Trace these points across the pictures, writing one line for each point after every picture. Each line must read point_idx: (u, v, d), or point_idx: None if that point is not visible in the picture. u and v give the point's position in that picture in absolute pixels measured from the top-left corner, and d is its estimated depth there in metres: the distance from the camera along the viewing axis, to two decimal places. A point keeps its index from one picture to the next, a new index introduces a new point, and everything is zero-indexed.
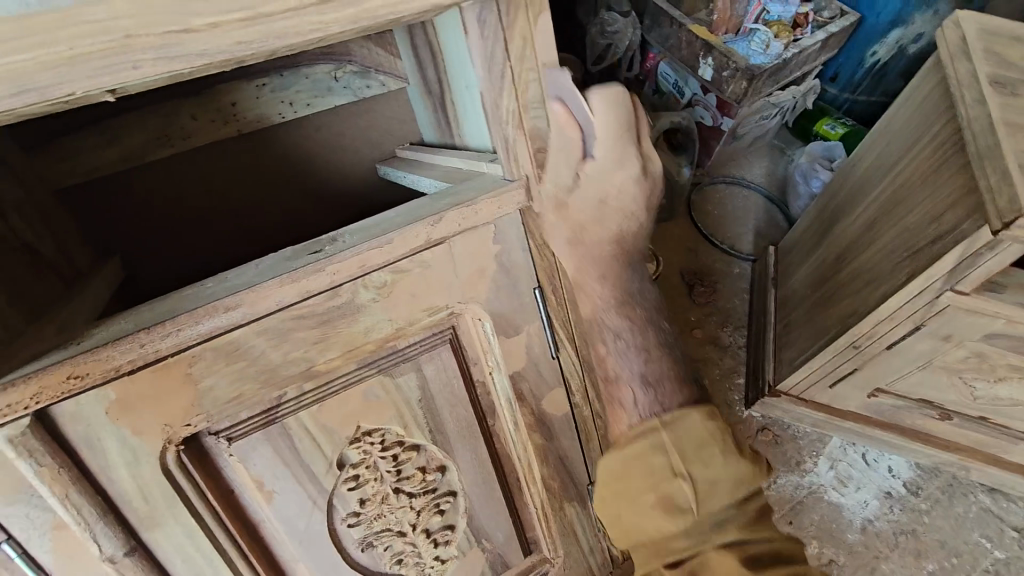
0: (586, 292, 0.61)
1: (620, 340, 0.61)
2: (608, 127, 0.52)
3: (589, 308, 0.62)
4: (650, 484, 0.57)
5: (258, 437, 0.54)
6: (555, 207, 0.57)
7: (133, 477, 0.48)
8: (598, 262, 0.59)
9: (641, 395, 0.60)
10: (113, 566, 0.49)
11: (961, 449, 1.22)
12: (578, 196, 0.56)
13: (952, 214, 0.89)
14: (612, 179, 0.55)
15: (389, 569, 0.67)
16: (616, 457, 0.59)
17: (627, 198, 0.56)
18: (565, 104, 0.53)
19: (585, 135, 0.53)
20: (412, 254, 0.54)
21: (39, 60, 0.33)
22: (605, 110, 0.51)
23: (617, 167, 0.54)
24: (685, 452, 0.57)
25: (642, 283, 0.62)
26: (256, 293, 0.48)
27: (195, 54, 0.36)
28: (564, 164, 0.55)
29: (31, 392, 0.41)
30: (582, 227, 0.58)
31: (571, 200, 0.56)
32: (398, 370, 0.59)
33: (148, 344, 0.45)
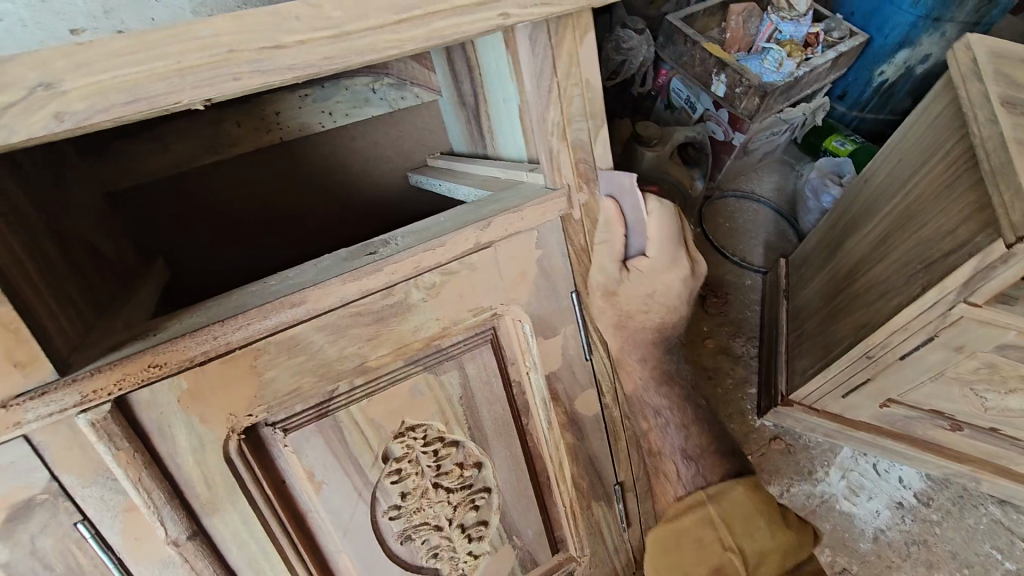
0: (628, 370, 0.71)
1: (661, 418, 0.72)
2: (659, 235, 0.62)
3: (633, 387, 0.72)
4: (699, 556, 0.67)
5: (311, 429, 0.56)
6: (603, 294, 0.65)
7: (198, 464, 0.50)
8: (640, 344, 0.69)
9: (684, 471, 0.71)
10: (176, 549, 0.50)
11: (972, 460, 1.24)
12: (627, 285, 0.64)
13: (966, 228, 0.92)
14: (662, 275, 0.64)
15: (425, 563, 0.68)
16: (667, 531, 0.69)
17: (671, 284, 0.64)
18: (616, 200, 0.61)
19: (630, 229, 0.62)
20: (460, 256, 0.57)
21: (157, 71, 0.37)
22: (658, 214, 0.61)
23: (669, 267, 0.63)
24: (732, 526, 0.67)
25: (680, 364, 0.72)
26: (319, 291, 0.50)
27: (286, 68, 0.40)
28: (613, 248, 0.63)
29: (115, 378, 0.44)
30: (628, 314, 0.66)
31: (620, 289, 0.64)
32: (442, 368, 0.61)
33: (220, 336, 0.47)
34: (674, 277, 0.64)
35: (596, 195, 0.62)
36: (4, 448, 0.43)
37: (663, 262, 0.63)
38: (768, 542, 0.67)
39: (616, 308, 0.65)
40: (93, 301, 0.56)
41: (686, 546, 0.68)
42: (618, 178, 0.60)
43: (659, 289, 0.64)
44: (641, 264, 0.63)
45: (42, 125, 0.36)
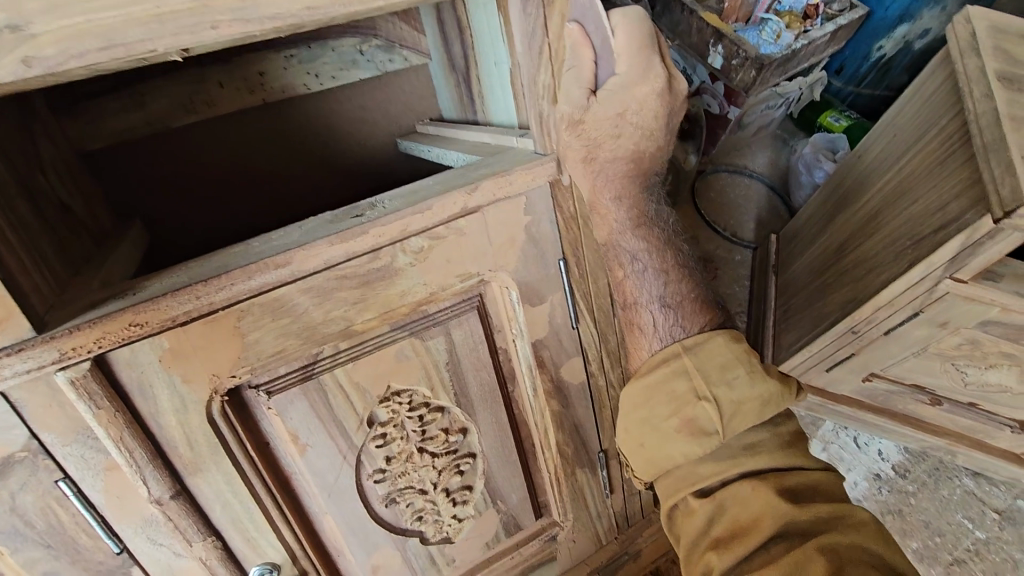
0: (603, 216, 0.63)
1: (638, 263, 0.65)
2: (626, 49, 0.54)
3: (607, 233, 0.64)
4: (674, 408, 0.62)
5: (295, 392, 0.56)
6: (570, 125, 0.57)
7: (180, 424, 0.50)
8: (619, 209, 0.63)
9: (660, 321, 0.66)
10: (160, 508, 0.51)
11: (949, 434, 1.27)
12: (595, 111, 0.56)
13: (956, 203, 0.92)
14: (636, 86, 0.56)
15: (410, 526, 0.69)
16: (642, 382, 0.64)
17: (649, 99, 0.56)
18: (581, 25, 0.54)
19: (598, 58, 0.55)
20: (447, 221, 0.56)
21: (133, 16, 0.36)
22: (624, 27, 0.54)
23: (640, 79, 0.55)
24: (707, 375, 0.62)
25: (658, 208, 0.66)
26: (303, 253, 0.50)
27: (269, 18, 0.39)
28: (582, 75, 0.55)
29: (94, 336, 0.43)
30: (598, 142, 0.58)
31: (587, 118, 0.56)
32: (427, 334, 0.61)
33: (202, 296, 0.47)
34: (647, 91, 0.56)
35: None
36: None
37: (635, 73, 0.55)
38: (747, 388, 0.62)
39: (587, 139, 0.58)
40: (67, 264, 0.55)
41: (658, 395, 0.63)
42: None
43: (632, 105, 0.56)
44: (608, 85, 0.55)
45: (10, 70, 0.34)
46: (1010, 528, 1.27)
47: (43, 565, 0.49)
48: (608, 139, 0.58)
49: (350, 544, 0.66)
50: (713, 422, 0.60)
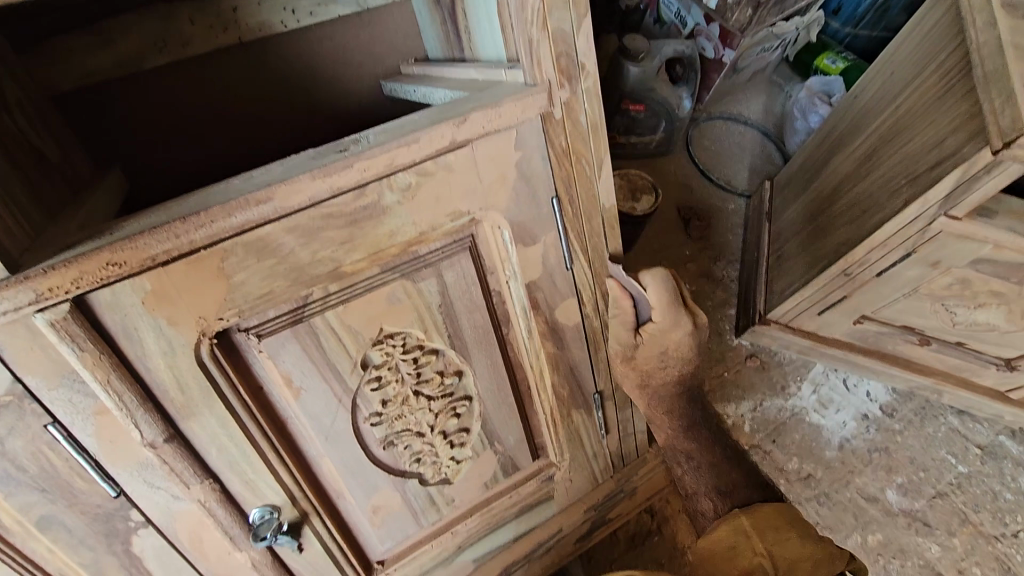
0: (659, 425, 0.77)
1: (692, 463, 0.75)
2: (658, 303, 0.67)
3: (664, 437, 0.77)
4: (735, 563, 0.63)
5: (286, 335, 0.55)
6: (624, 360, 0.72)
7: (169, 368, 0.49)
8: (667, 404, 0.75)
9: (718, 505, 0.72)
10: (154, 452, 0.50)
11: (937, 373, 1.30)
12: (642, 349, 0.70)
13: (953, 138, 0.91)
14: (671, 332, 0.68)
15: (409, 468, 0.69)
16: (706, 547, 0.66)
17: (681, 341, 0.69)
18: (618, 281, 0.69)
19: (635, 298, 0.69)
20: (435, 156, 0.54)
21: None
22: (653, 283, 0.66)
23: (673, 326, 0.68)
24: (764, 534, 0.64)
25: (704, 413, 0.78)
26: (285, 189, 0.48)
27: None
28: (625, 319, 0.69)
29: (71, 277, 0.42)
30: (649, 375, 0.72)
31: (648, 382, 0.73)
32: (419, 275, 0.60)
33: (182, 234, 0.45)
34: (680, 334, 0.68)
35: (577, 92, 0.58)
36: None
37: (668, 322, 0.68)
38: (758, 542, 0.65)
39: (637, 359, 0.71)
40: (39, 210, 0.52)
41: (721, 561, 0.64)
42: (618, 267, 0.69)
43: (671, 346, 0.69)
44: (649, 327, 0.68)
45: None
46: (991, 462, 1.30)
47: (39, 510, 0.49)
48: (648, 360, 0.71)
49: (351, 487, 0.66)
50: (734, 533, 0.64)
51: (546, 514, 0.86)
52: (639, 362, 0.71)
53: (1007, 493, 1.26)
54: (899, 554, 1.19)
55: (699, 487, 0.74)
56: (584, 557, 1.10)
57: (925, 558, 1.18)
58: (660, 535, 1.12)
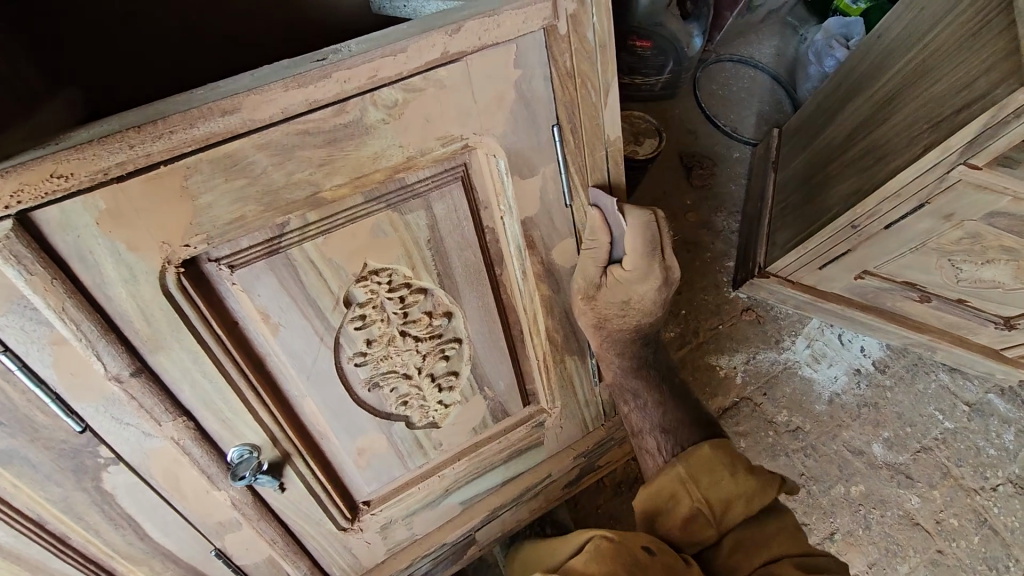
0: (607, 363, 0.77)
1: (637, 401, 0.78)
2: (634, 246, 0.64)
3: (612, 376, 0.79)
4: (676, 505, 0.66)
5: (261, 266, 0.51)
6: (584, 298, 0.69)
7: (132, 296, 0.45)
8: (618, 344, 0.74)
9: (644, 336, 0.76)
10: (119, 386, 0.47)
11: (932, 330, 1.28)
12: (605, 293, 0.68)
13: (984, 80, 0.86)
14: (636, 286, 0.68)
15: (395, 411, 0.67)
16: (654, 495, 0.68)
17: (647, 292, 0.69)
18: (600, 208, 0.64)
19: (613, 236, 0.66)
20: (425, 70, 0.48)
21: None
22: (634, 226, 0.63)
23: (646, 276, 0.67)
24: (699, 478, 0.66)
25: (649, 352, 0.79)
26: (254, 98, 0.42)
27: None
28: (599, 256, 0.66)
29: (12, 188, 0.37)
30: (607, 315, 0.70)
31: (599, 294, 0.69)
32: (407, 207, 0.55)
33: (137, 145, 0.40)
34: (647, 288, 0.68)
35: (585, 3, 0.52)
36: None
37: (639, 271, 0.66)
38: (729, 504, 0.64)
39: (593, 314, 0.70)
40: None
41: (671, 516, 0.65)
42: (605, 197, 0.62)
43: (635, 298, 0.69)
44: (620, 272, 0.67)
45: None
46: (977, 419, 1.31)
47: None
48: (610, 304, 0.69)
49: (334, 428, 0.63)
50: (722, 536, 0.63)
51: (537, 460, 0.85)
52: (599, 305, 0.69)
53: (990, 449, 1.27)
54: (880, 505, 1.20)
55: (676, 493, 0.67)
56: (570, 503, 1.11)
57: (905, 509, 1.20)
58: (647, 482, 1.12)
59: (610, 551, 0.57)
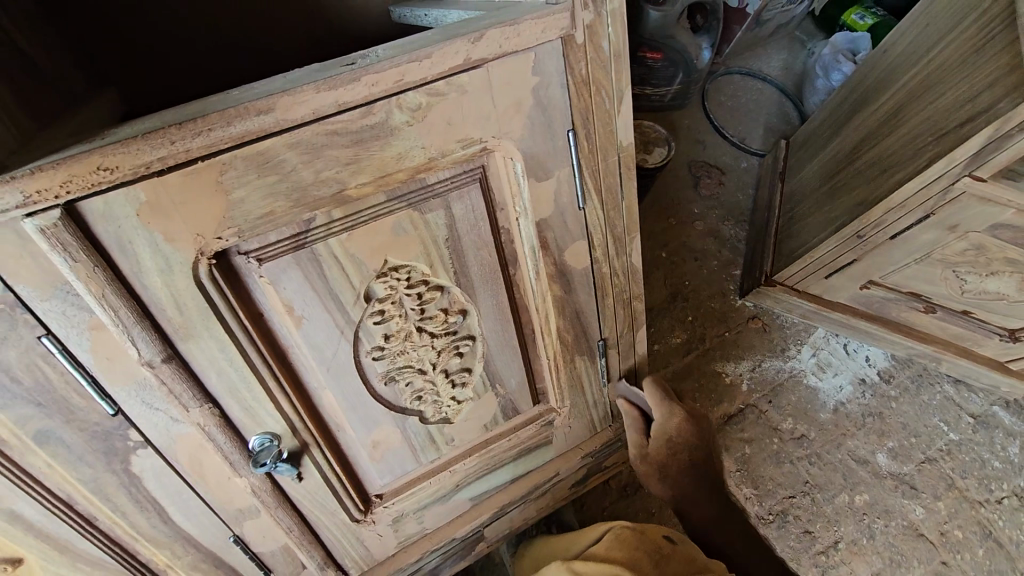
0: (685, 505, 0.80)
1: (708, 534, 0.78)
2: (653, 400, 0.81)
3: (688, 522, 0.81)
4: None
5: (288, 260, 0.53)
6: (638, 456, 0.84)
7: (167, 285, 0.47)
8: (686, 482, 0.80)
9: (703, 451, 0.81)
10: (151, 371, 0.49)
11: (936, 342, 1.29)
12: (653, 444, 0.82)
13: (988, 94, 0.87)
14: (666, 424, 0.81)
15: (409, 405, 0.69)
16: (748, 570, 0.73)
17: (680, 426, 0.80)
18: (626, 400, 0.85)
19: (639, 403, 0.85)
20: (448, 75, 0.51)
21: None
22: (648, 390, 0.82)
23: (667, 412, 0.80)
24: None
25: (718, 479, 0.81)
26: (287, 99, 0.45)
27: None
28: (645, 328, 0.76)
29: (60, 179, 0.40)
30: (664, 463, 0.81)
31: (648, 451, 0.83)
32: (427, 206, 0.57)
33: (178, 142, 0.42)
34: (677, 419, 0.80)
35: (602, 14, 0.54)
36: None
37: (662, 413, 0.80)
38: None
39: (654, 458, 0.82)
40: (21, 125, 0.47)
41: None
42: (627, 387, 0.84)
43: (674, 430, 0.80)
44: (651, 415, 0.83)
45: None
46: (982, 431, 1.31)
47: (36, 424, 0.47)
48: (658, 450, 0.81)
49: (351, 420, 0.65)
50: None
51: (545, 458, 0.86)
52: (652, 451, 0.82)
53: (995, 461, 1.27)
54: (885, 514, 1.20)
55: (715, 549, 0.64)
56: (576, 504, 1.12)
57: (909, 519, 1.20)
58: (652, 486, 1.13)
59: (631, 538, 0.71)
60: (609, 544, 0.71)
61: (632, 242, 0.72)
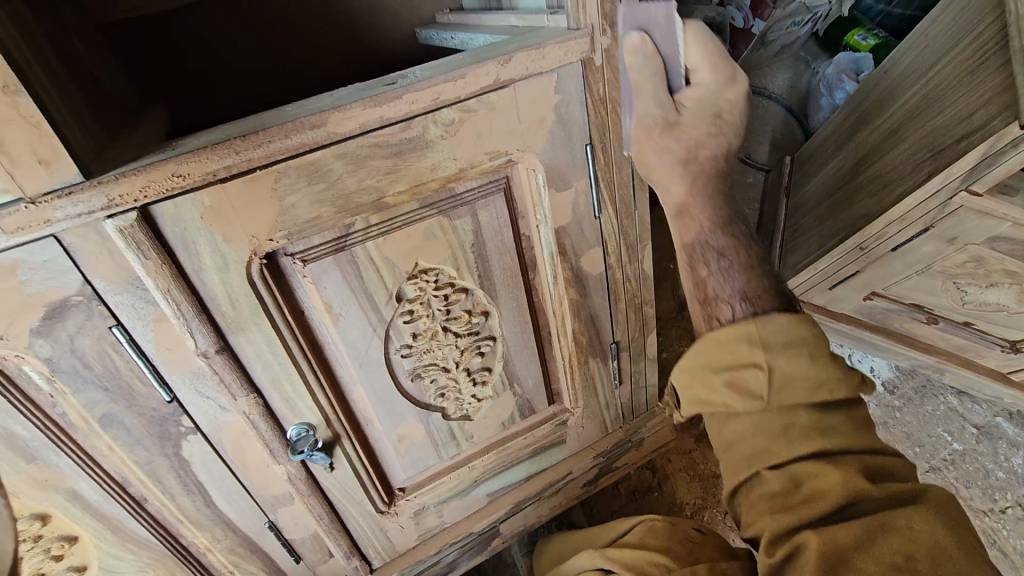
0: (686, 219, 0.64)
1: (722, 260, 0.62)
2: (703, 57, 0.58)
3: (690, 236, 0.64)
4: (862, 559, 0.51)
5: (329, 261, 0.57)
6: (664, 130, 0.61)
7: (223, 282, 0.52)
8: (704, 187, 0.64)
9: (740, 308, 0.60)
10: (205, 361, 0.54)
11: (939, 352, 1.31)
12: (682, 118, 0.60)
13: (984, 112, 0.92)
14: (720, 93, 0.60)
15: (433, 402, 0.73)
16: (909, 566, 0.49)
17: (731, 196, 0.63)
18: (643, 33, 0.57)
19: (666, 57, 0.58)
20: (479, 94, 0.56)
21: None
22: (691, 42, 0.58)
23: (724, 83, 0.60)
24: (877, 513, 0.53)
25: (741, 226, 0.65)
26: (338, 115, 0.50)
27: None
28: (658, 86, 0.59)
29: (140, 185, 0.45)
30: (698, 142, 0.61)
31: (677, 123, 0.60)
32: (456, 213, 0.62)
33: (242, 152, 0.47)
34: (733, 93, 0.60)
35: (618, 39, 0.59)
36: (35, 246, 0.44)
37: (710, 68, 0.59)
38: (809, 369, 0.55)
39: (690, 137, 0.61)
40: (97, 136, 0.52)
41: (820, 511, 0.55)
42: (652, 10, 0.56)
43: (723, 107, 0.61)
44: (687, 95, 0.60)
45: None
46: (986, 442, 1.32)
47: (102, 407, 0.52)
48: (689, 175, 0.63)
49: (379, 414, 0.69)
50: (763, 389, 0.54)
51: (558, 457, 0.90)
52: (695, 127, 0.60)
53: (998, 472, 1.28)
54: None
55: (723, 290, 0.62)
56: (586, 506, 1.16)
57: None
58: (660, 490, 1.16)
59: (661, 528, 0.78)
60: (642, 534, 0.78)
61: (644, 249, 0.76)
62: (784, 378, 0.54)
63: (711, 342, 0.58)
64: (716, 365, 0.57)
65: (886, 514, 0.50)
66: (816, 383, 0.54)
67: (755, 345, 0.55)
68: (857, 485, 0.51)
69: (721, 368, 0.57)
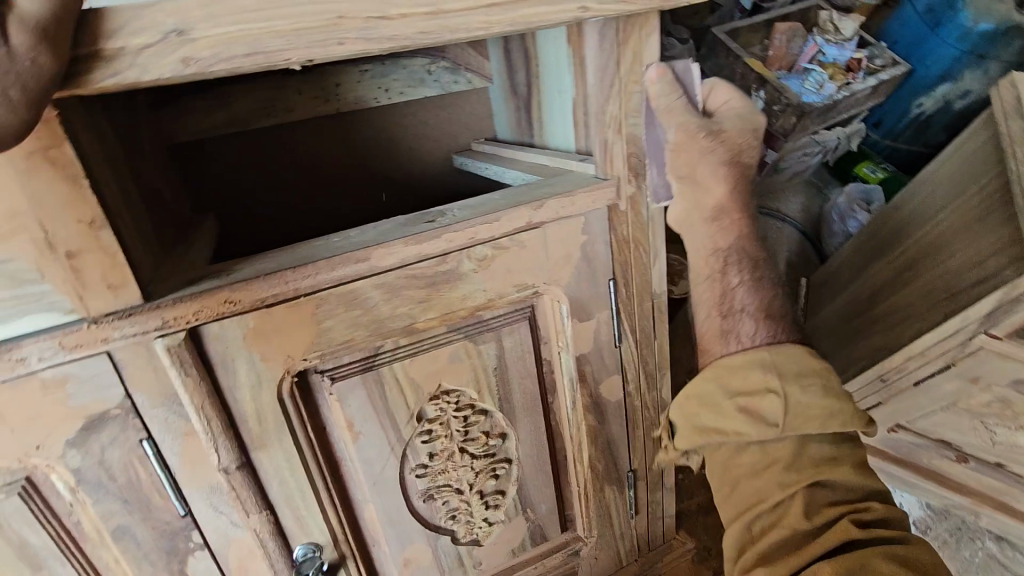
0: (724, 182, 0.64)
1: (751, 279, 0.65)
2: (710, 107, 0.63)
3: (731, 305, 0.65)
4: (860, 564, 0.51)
5: (356, 380, 0.59)
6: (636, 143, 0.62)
7: (254, 399, 0.54)
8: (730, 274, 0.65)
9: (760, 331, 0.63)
10: (225, 477, 0.54)
11: (974, 493, 1.17)
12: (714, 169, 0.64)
13: (995, 260, 0.95)
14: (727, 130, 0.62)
15: (443, 524, 0.71)
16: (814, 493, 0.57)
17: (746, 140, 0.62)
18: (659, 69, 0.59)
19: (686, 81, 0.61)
20: (512, 234, 0.60)
21: (233, 34, 0.40)
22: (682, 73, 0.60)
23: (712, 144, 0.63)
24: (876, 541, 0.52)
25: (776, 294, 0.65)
26: (382, 250, 0.54)
27: (274, 49, 0.42)
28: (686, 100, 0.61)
29: (193, 309, 0.48)
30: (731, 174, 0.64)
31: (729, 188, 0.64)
32: (481, 338, 0.64)
33: (290, 282, 0.51)
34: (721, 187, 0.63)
35: (643, 189, 0.64)
36: (85, 362, 0.46)
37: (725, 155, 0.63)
38: (821, 398, 0.59)
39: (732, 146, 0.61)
40: (159, 253, 0.57)
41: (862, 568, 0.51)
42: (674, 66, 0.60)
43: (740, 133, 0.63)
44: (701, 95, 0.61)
45: (171, 67, 0.40)
46: None
47: (117, 519, 0.52)
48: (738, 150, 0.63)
49: (387, 536, 0.68)
50: (776, 415, 0.58)
51: None
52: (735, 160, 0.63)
53: None
54: None
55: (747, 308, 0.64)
56: None
57: None
58: None
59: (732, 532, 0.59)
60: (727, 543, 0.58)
61: (663, 378, 0.77)
62: (798, 407, 0.59)
63: (722, 370, 0.62)
64: (729, 389, 0.61)
65: (867, 568, 0.49)
66: (827, 413, 0.59)
67: (769, 371, 0.60)
68: (800, 524, 0.55)
69: (735, 392, 0.61)
